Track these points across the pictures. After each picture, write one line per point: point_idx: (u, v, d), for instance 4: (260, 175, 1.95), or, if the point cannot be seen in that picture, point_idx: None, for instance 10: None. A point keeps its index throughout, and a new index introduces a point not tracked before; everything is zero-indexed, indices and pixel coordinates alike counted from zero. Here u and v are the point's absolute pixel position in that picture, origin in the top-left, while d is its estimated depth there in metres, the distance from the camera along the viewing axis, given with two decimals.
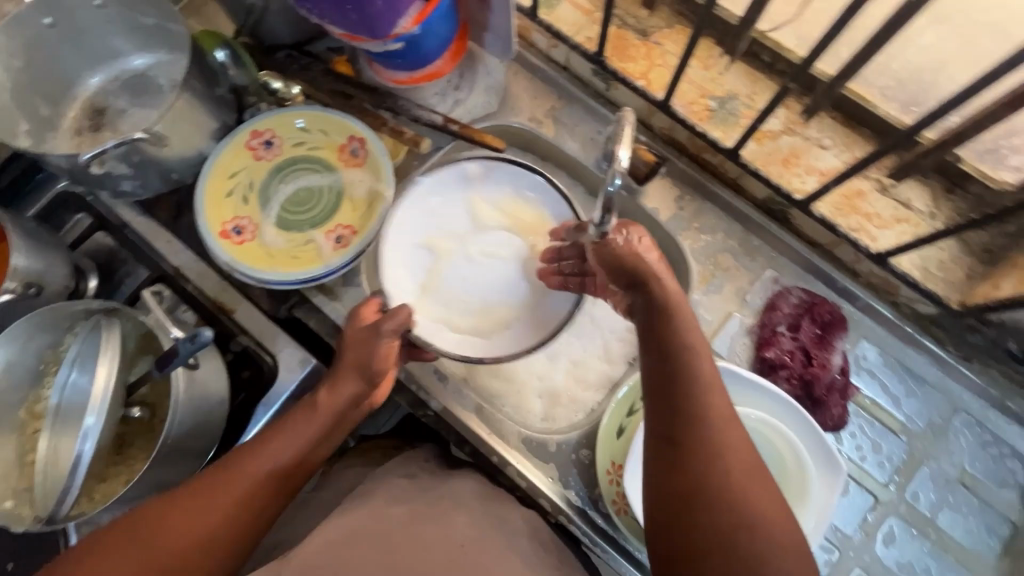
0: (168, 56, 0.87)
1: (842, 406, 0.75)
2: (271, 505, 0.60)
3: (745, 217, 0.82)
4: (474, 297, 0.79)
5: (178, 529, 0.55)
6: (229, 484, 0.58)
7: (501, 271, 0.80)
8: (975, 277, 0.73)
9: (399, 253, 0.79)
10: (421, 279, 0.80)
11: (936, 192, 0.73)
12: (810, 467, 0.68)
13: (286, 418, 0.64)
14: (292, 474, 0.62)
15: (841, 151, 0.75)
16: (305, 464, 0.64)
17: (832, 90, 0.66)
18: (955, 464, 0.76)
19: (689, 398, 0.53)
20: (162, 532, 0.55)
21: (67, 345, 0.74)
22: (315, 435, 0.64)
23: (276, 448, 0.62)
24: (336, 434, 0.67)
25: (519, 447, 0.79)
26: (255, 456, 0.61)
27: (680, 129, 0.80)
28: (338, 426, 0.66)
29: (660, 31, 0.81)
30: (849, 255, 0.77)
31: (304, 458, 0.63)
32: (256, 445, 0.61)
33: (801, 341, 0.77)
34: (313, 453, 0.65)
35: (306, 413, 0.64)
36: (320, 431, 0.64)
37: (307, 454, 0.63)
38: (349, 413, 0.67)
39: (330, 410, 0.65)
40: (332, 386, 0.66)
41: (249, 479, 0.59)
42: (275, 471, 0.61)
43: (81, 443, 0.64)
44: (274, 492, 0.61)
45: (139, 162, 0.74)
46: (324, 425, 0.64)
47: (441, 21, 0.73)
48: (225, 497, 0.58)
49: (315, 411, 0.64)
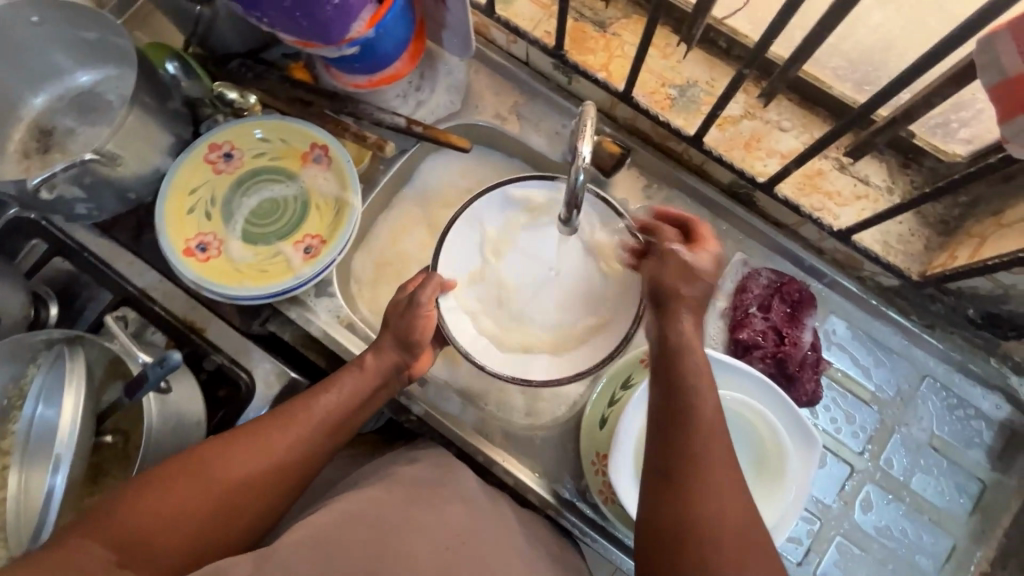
0: (117, 71, 0.84)
1: (816, 380, 0.76)
2: (312, 462, 0.64)
3: (712, 203, 0.83)
4: (518, 308, 0.78)
5: (221, 472, 0.59)
6: (274, 436, 0.62)
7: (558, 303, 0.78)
8: (933, 248, 0.75)
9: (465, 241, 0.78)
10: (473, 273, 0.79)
11: (892, 167, 0.75)
12: (787, 445, 0.69)
13: (320, 389, 0.66)
14: (334, 434, 0.65)
15: (800, 132, 0.76)
16: (346, 427, 0.67)
17: (787, 74, 0.66)
18: (924, 429, 0.79)
19: (687, 428, 0.54)
20: (200, 478, 0.58)
21: (31, 377, 0.71)
22: (360, 396, 0.67)
23: (322, 406, 0.65)
24: (378, 400, 0.70)
25: (502, 445, 0.80)
26: (301, 415, 0.64)
27: (643, 119, 0.81)
28: (380, 391, 0.69)
29: (618, 22, 0.82)
30: (813, 233, 0.79)
31: (345, 421, 0.66)
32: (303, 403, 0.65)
33: (773, 321, 0.78)
34: (354, 418, 0.67)
35: (351, 374, 0.68)
36: (363, 393, 0.67)
37: (349, 417, 0.67)
38: (391, 380, 0.70)
39: (375, 372, 0.68)
40: (378, 350, 0.69)
41: (296, 433, 0.63)
42: (321, 428, 0.64)
43: (52, 477, 0.62)
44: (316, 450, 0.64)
45: (92, 184, 0.71)
46: (370, 387, 0.68)
47: (397, 22, 0.72)
48: (269, 450, 0.61)
49: (360, 372, 0.68)
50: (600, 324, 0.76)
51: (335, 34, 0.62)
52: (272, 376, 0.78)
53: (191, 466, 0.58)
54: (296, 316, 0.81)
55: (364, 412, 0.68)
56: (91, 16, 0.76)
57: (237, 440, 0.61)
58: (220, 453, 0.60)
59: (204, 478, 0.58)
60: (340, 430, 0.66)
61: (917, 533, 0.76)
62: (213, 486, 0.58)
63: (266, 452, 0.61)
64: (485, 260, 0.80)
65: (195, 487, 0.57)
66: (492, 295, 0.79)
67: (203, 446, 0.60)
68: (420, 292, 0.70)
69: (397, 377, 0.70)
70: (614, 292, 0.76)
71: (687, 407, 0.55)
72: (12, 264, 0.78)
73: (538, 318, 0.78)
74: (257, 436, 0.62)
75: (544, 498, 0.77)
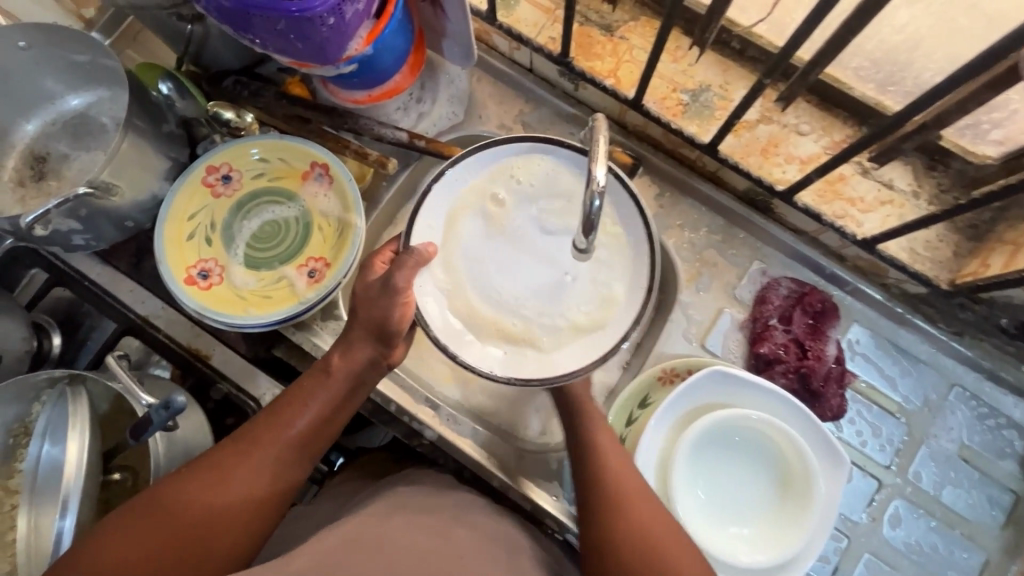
0: (109, 92, 0.82)
1: (841, 396, 0.74)
2: (290, 474, 0.60)
3: (727, 210, 0.80)
4: (512, 300, 0.64)
5: (186, 507, 0.54)
6: (243, 455, 0.58)
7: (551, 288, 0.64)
8: (962, 255, 0.72)
9: (449, 203, 0.66)
10: (455, 237, 0.66)
11: (917, 170, 0.72)
12: (814, 463, 0.66)
13: (285, 399, 0.61)
14: (310, 443, 0.61)
15: (820, 136, 0.73)
16: (322, 434, 0.62)
17: (808, 78, 0.63)
18: (953, 440, 0.76)
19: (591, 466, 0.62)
20: (164, 516, 0.54)
21: (35, 415, 0.70)
22: (333, 400, 0.62)
23: (293, 415, 0.60)
24: (355, 401, 0.64)
25: (517, 467, 0.77)
26: (266, 431, 0.59)
27: (654, 126, 0.77)
28: (355, 393, 0.63)
29: (625, 25, 0.78)
30: (834, 240, 0.75)
31: (320, 428, 0.61)
32: (271, 416, 0.61)
33: (794, 333, 0.76)
34: (330, 424, 0.62)
35: (320, 379, 0.62)
36: (336, 396, 0.62)
37: (324, 423, 0.62)
38: (367, 376, 0.64)
39: (345, 373, 0.62)
40: (346, 349, 0.63)
41: (263, 450, 0.58)
42: (294, 439, 0.60)
43: (60, 520, 0.61)
44: (291, 462, 0.60)
45: (88, 215, 0.69)
46: (341, 390, 0.62)
47: (395, 36, 0.69)
48: (237, 473, 0.57)
49: (329, 375, 0.62)
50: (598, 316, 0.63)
51: (331, 54, 0.59)
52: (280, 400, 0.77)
53: (157, 502, 0.55)
54: (302, 341, 0.79)
55: (341, 416, 0.63)
56: (80, 40, 0.74)
57: (205, 465, 0.57)
58: (184, 485, 0.56)
59: (173, 512, 0.54)
60: (315, 438, 0.61)
61: (947, 547, 0.74)
62: (181, 518, 0.54)
63: (237, 472, 0.57)
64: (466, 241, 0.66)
65: (163, 523, 0.53)
66: (475, 265, 0.65)
67: (168, 482, 0.56)
68: (396, 274, 0.60)
69: (372, 372, 0.63)
70: (623, 274, 0.63)
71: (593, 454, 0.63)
72: (12, 297, 0.77)
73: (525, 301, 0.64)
74: (225, 459, 0.58)
75: (562, 521, 0.74)
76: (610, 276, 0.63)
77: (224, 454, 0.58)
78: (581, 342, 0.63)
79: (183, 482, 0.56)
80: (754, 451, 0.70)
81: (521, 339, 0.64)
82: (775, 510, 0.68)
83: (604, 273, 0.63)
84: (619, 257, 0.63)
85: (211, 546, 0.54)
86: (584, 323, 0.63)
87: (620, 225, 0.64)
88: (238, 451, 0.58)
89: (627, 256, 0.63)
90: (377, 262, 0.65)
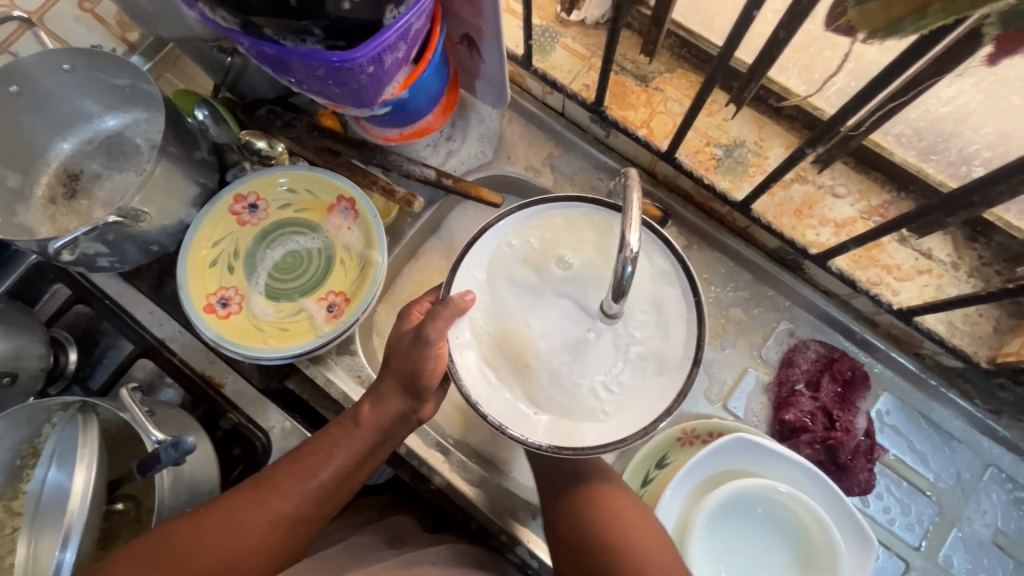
0: (146, 115, 0.83)
1: (869, 471, 0.71)
2: (306, 524, 0.60)
3: (755, 267, 0.78)
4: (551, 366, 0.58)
5: (203, 548, 0.56)
6: (264, 502, 0.59)
7: (592, 356, 0.58)
8: (1003, 331, 0.69)
9: (489, 254, 0.60)
10: (492, 291, 0.60)
11: (958, 241, 0.69)
12: (840, 542, 0.62)
13: (312, 448, 0.63)
14: (329, 497, 0.62)
15: (856, 200, 0.71)
16: (343, 487, 0.62)
17: (849, 144, 0.61)
18: (988, 524, 0.72)
19: (572, 500, 0.62)
20: (179, 552, 0.56)
21: (45, 437, 0.70)
22: (359, 452, 0.62)
23: (317, 465, 0.61)
24: (380, 456, 0.65)
25: (530, 524, 0.74)
26: (288, 479, 0.60)
27: (685, 179, 0.76)
28: (379, 447, 0.64)
29: (661, 76, 0.77)
30: (867, 306, 0.73)
31: (344, 480, 0.62)
32: (294, 464, 0.62)
33: (822, 402, 0.73)
34: (352, 479, 0.63)
35: (348, 430, 0.63)
36: (362, 448, 0.63)
37: (345, 476, 0.62)
38: (394, 431, 0.64)
39: (372, 424, 0.63)
40: (377, 401, 0.63)
41: (282, 502, 0.59)
42: (315, 490, 0.61)
43: (60, 552, 0.59)
44: (308, 512, 0.60)
45: (114, 240, 0.70)
46: (367, 441, 0.63)
47: (432, 78, 0.69)
48: (255, 518, 0.58)
49: (357, 426, 0.63)
50: (642, 389, 0.57)
51: (367, 97, 0.59)
52: (290, 433, 0.76)
53: (169, 537, 0.57)
54: (315, 375, 0.78)
55: (362, 471, 0.64)
56: (121, 66, 0.75)
57: (222, 508, 0.59)
58: (198, 527, 0.57)
59: (191, 547, 0.56)
60: (337, 490, 0.62)
61: None
62: (198, 556, 0.56)
63: (252, 517, 0.58)
64: (498, 300, 0.60)
65: (181, 555, 0.56)
66: (510, 320, 0.60)
67: (187, 518, 0.58)
68: (429, 325, 0.58)
69: (399, 428, 0.64)
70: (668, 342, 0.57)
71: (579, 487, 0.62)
72: (33, 313, 0.77)
73: (561, 364, 0.57)
74: (244, 504, 0.59)
75: None
76: (651, 342, 0.57)
77: (246, 499, 0.59)
78: (621, 415, 0.56)
79: (201, 522, 0.58)
80: (775, 522, 0.67)
81: (557, 408, 0.57)
82: None
83: (646, 340, 0.58)
84: (669, 326, 0.57)
85: None
86: (627, 395, 0.57)
87: (670, 289, 0.58)
88: (259, 495, 0.60)
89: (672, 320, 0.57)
90: (409, 315, 0.63)
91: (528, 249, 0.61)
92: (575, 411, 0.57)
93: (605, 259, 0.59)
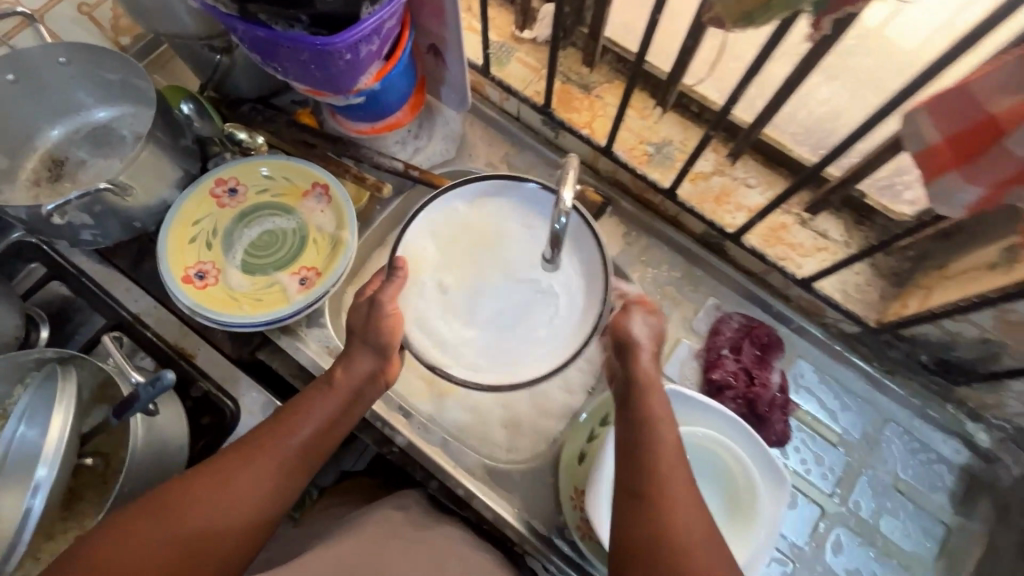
0: (133, 109, 0.89)
1: (784, 421, 0.81)
2: (288, 482, 0.65)
3: (686, 250, 0.89)
4: (496, 321, 0.78)
5: (193, 510, 0.59)
6: (247, 462, 0.63)
7: (525, 308, 0.77)
8: (888, 298, 0.80)
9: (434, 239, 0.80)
10: (441, 270, 0.80)
11: (848, 223, 0.81)
12: (759, 483, 0.72)
13: (292, 409, 0.68)
14: (310, 454, 0.67)
15: (764, 189, 0.83)
16: (321, 444, 0.68)
17: (750, 137, 0.76)
18: (889, 471, 0.82)
19: (685, 512, 0.56)
20: (175, 513, 0.58)
21: (16, 397, 0.72)
22: (336, 407, 0.68)
23: (296, 424, 0.67)
24: (355, 414, 0.70)
25: (483, 478, 0.80)
26: (271, 438, 0.65)
27: (623, 172, 0.88)
28: (354, 406, 0.70)
29: (601, 86, 0.89)
30: (779, 281, 0.84)
31: (322, 438, 0.67)
32: (275, 424, 0.67)
33: (743, 362, 0.82)
34: (330, 436, 0.68)
35: (323, 391, 0.69)
36: (338, 405, 0.69)
37: (323, 434, 0.67)
38: (365, 392, 0.71)
39: (345, 386, 0.69)
40: (349, 363, 0.70)
41: (264, 460, 0.64)
42: (296, 447, 0.66)
43: (31, 497, 0.61)
44: (289, 469, 0.65)
45: (100, 212, 0.75)
46: (342, 401, 0.69)
47: (401, 78, 0.79)
48: (239, 478, 0.62)
49: (332, 387, 0.69)
50: (563, 326, 0.76)
51: (344, 84, 0.68)
52: (257, 401, 0.80)
53: (161, 495, 0.59)
54: (286, 344, 0.84)
55: (340, 428, 0.69)
56: (115, 60, 0.82)
57: (210, 468, 0.62)
58: (189, 490, 0.60)
59: (186, 505, 0.59)
60: (313, 449, 0.67)
61: None
62: (193, 515, 0.59)
63: (237, 477, 0.62)
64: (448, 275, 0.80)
65: (174, 515, 0.58)
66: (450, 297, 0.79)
67: (179, 482, 0.61)
68: (383, 291, 0.71)
69: (371, 387, 0.71)
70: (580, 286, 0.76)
71: (661, 493, 0.57)
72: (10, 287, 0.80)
73: (498, 318, 0.78)
74: (230, 463, 0.63)
75: (521, 532, 0.78)
76: (568, 287, 0.77)
77: (230, 458, 0.64)
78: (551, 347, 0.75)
79: (192, 484, 0.61)
80: (707, 469, 0.75)
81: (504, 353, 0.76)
82: (724, 530, 0.72)
83: (564, 287, 0.77)
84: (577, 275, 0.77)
85: (210, 548, 0.58)
86: (553, 333, 0.76)
87: (578, 246, 0.76)
88: (247, 460, 0.63)
89: (580, 268, 0.76)
90: (365, 286, 0.75)
91: (463, 229, 0.80)
92: (517, 352, 0.76)
93: (525, 231, 0.80)
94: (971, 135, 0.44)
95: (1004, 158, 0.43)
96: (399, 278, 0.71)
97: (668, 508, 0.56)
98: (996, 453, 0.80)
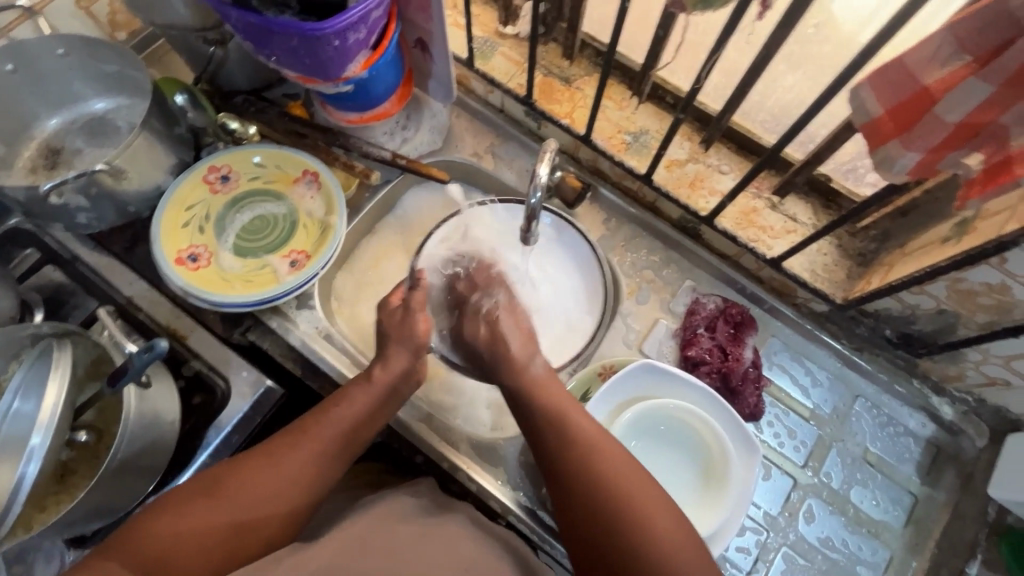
0: (129, 101, 0.92)
1: (757, 395, 0.84)
2: (316, 484, 0.67)
3: (663, 235, 0.92)
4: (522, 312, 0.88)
5: (238, 492, 0.62)
6: (292, 450, 0.66)
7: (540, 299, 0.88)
8: (854, 277, 0.83)
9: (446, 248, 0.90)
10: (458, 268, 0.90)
11: (816, 207, 0.85)
12: (732, 451, 0.75)
13: (334, 401, 0.71)
14: (351, 442, 0.70)
15: (737, 175, 0.87)
16: (360, 434, 0.71)
17: (721, 124, 0.80)
18: (858, 443, 0.85)
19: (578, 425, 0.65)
20: (223, 495, 0.62)
21: (11, 373, 0.74)
22: (369, 406, 0.72)
23: (336, 415, 0.70)
24: (389, 409, 0.74)
25: (467, 452, 0.83)
26: (313, 429, 0.69)
27: (603, 160, 0.91)
28: (388, 400, 0.74)
29: (581, 78, 0.94)
30: (751, 263, 0.88)
31: (352, 436, 0.70)
32: (318, 415, 0.70)
33: (718, 340, 0.86)
34: (368, 427, 0.72)
35: (362, 386, 0.73)
36: (370, 402, 0.72)
37: (362, 424, 0.71)
38: (400, 387, 0.75)
39: (382, 382, 0.73)
40: (385, 362, 0.75)
41: (309, 447, 0.67)
42: (336, 436, 0.69)
43: (24, 465, 0.62)
44: (332, 457, 0.68)
45: (96, 195, 0.78)
46: (379, 395, 0.73)
47: (388, 69, 0.82)
48: (283, 464, 0.65)
49: (370, 382, 0.73)
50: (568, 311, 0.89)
51: (332, 70, 0.71)
52: (246, 381, 0.81)
53: (209, 478, 0.64)
54: (277, 325, 0.87)
55: (377, 420, 0.73)
56: (113, 52, 0.85)
57: (258, 455, 0.66)
58: (236, 474, 0.64)
59: (220, 496, 0.62)
60: (352, 439, 0.70)
61: (856, 544, 0.81)
62: (226, 506, 0.62)
63: (281, 463, 0.65)
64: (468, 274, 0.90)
65: (209, 503, 0.61)
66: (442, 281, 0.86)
67: (227, 469, 0.64)
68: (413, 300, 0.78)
69: (404, 385, 0.75)
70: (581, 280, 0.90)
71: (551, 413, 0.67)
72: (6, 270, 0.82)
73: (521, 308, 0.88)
74: (276, 448, 0.67)
75: (506, 504, 0.80)
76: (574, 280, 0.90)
77: (277, 445, 0.67)
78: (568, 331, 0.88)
79: (240, 469, 0.64)
80: (681, 440, 0.79)
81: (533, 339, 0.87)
82: (699, 496, 0.76)
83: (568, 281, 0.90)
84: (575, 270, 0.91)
85: (253, 528, 0.62)
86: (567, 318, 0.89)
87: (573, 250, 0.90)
88: (289, 449, 0.67)
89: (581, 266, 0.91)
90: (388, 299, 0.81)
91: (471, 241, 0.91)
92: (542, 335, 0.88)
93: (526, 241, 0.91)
94: (905, 108, 0.48)
95: (935, 125, 0.47)
96: (420, 289, 0.79)
97: (578, 442, 0.64)
98: (959, 426, 0.83)
